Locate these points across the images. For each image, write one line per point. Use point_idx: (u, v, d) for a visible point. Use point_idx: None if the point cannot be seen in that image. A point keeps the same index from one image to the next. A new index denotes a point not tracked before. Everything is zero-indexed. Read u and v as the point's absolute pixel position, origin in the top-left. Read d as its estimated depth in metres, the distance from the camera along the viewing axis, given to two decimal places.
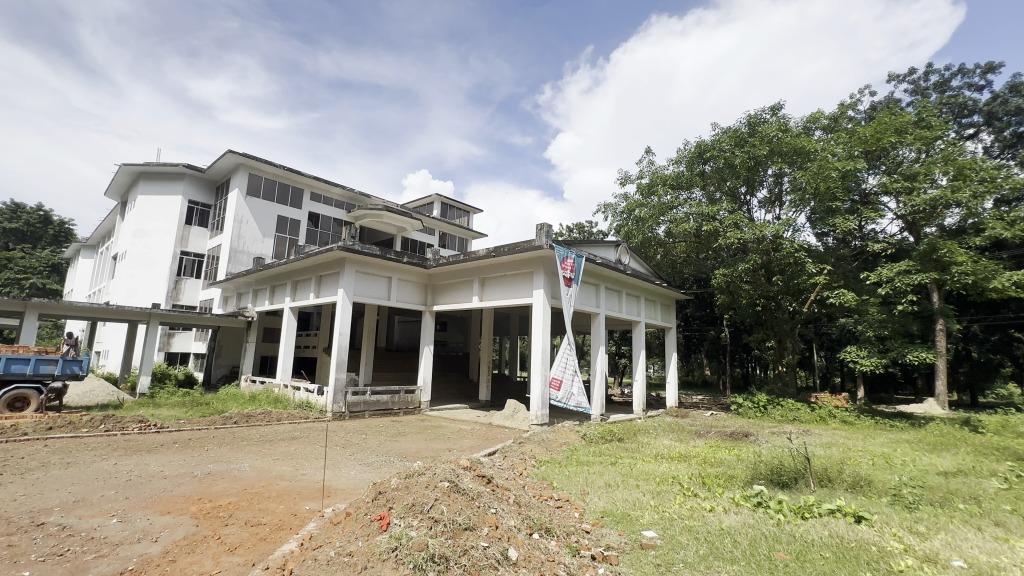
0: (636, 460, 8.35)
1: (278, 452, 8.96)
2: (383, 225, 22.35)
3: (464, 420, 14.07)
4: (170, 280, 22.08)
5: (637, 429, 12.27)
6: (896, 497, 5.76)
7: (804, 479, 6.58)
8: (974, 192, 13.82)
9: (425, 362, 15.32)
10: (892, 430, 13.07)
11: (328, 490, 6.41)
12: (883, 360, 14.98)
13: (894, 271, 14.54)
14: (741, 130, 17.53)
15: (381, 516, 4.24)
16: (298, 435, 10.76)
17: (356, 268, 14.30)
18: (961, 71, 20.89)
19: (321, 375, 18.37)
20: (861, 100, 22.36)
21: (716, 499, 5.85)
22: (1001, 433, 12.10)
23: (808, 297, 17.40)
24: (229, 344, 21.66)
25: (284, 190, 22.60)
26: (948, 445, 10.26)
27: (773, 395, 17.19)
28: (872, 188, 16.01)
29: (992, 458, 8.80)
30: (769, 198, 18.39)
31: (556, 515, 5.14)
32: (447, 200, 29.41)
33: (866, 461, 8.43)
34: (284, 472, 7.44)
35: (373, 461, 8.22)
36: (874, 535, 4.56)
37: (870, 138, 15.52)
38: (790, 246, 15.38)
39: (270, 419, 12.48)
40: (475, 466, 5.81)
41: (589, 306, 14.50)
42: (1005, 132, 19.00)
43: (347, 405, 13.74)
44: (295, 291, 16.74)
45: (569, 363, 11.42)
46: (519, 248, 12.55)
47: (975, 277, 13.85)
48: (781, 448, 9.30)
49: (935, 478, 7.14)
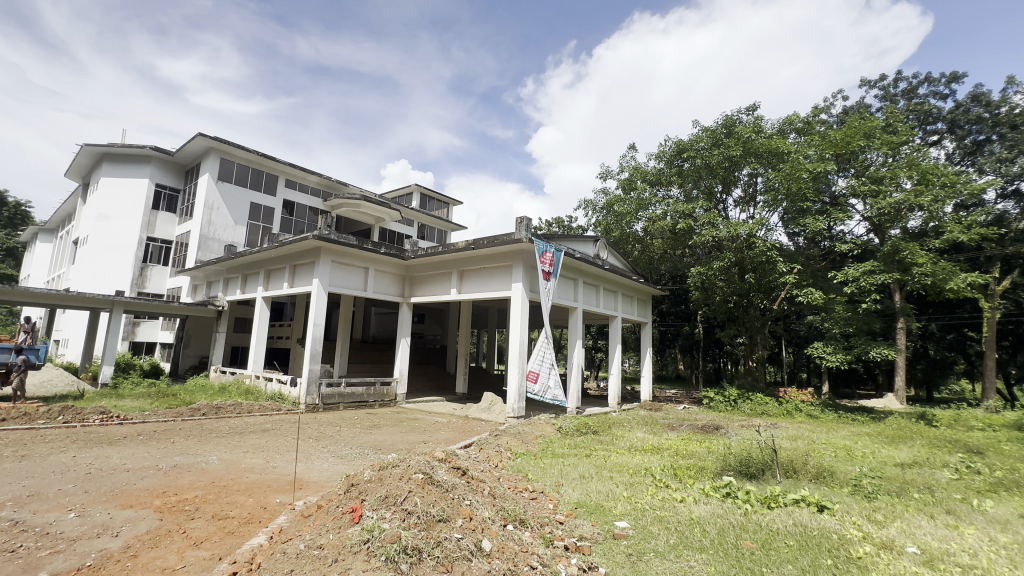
0: (610, 452, 8.46)
1: (248, 444, 8.77)
2: (360, 215, 21.93)
3: (440, 412, 14.04)
4: (134, 267, 21.19)
5: (612, 422, 12.45)
6: (856, 487, 6.00)
7: (771, 470, 6.80)
8: (936, 196, 14.44)
9: (401, 354, 15.16)
10: (854, 424, 13.63)
11: (299, 482, 6.33)
12: (847, 357, 15.61)
13: (859, 271, 15.04)
14: (718, 130, 17.77)
15: (353, 508, 4.21)
16: (269, 427, 10.50)
17: (331, 258, 14.01)
18: (927, 79, 21.60)
19: (294, 367, 17.98)
20: (833, 104, 22.90)
21: (687, 490, 5.98)
22: (954, 426, 12.74)
23: (779, 295, 17.87)
24: (198, 334, 21.03)
25: (258, 175, 21.89)
26: (905, 438, 10.75)
27: (743, 389, 17.73)
28: (841, 190, 16.56)
29: (944, 450, 9.26)
30: (743, 198, 18.76)
31: (530, 506, 5.16)
32: (426, 191, 29.13)
33: (829, 452, 8.76)
34: (254, 465, 7.27)
35: (347, 453, 8.12)
36: (835, 523, 4.74)
37: (841, 142, 16.02)
38: (762, 245, 15.76)
39: (241, 410, 12.18)
40: (451, 458, 5.80)
41: (568, 300, 14.58)
42: (966, 140, 19.83)
43: (321, 396, 13.54)
44: (268, 281, 16.33)
45: (546, 356, 11.42)
46: (499, 241, 12.47)
47: (934, 278, 14.55)
48: (750, 441, 9.57)
49: (893, 469, 7.47)
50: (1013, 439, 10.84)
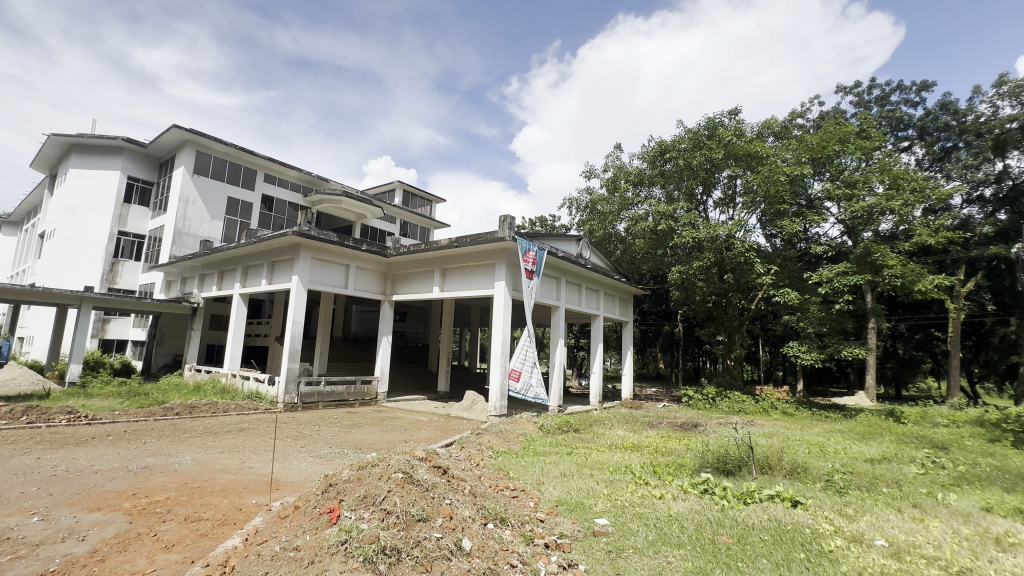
0: (590, 450, 8.52)
1: (223, 445, 8.56)
2: (341, 211, 21.62)
3: (421, 412, 13.91)
4: (105, 262, 20.49)
5: (593, 420, 12.53)
6: (828, 482, 6.17)
7: (747, 466, 6.94)
8: (906, 201, 14.93)
9: (382, 352, 15.00)
10: (827, 421, 14.03)
11: (277, 483, 6.20)
12: (821, 356, 16.05)
13: (833, 272, 15.43)
14: (701, 132, 18.00)
15: (331, 508, 4.15)
16: (245, 427, 10.26)
17: (312, 255, 13.77)
18: (899, 87, 22.27)
19: (272, 365, 17.65)
20: (810, 109, 23.44)
21: (665, 486, 6.06)
22: (921, 423, 13.19)
23: (756, 295, 18.24)
24: (171, 331, 20.43)
25: (235, 169, 21.36)
26: (875, 434, 11.11)
27: (721, 388, 18.02)
28: (817, 194, 17.00)
29: (911, 446, 9.60)
30: (723, 199, 19.06)
31: (511, 505, 5.17)
32: (409, 188, 28.86)
33: (802, 449, 9.00)
34: (229, 465, 7.10)
35: (325, 453, 7.99)
36: (808, 518, 4.86)
37: (817, 146, 16.39)
38: (741, 246, 16.02)
39: (216, 410, 11.87)
40: (431, 457, 5.76)
41: (550, 299, 14.62)
42: (934, 146, 20.55)
43: (300, 396, 13.29)
44: (245, 277, 15.97)
45: (528, 355, 11.41)
46: (482, 239, 12.43)
47: (903, 280, 15.04)
48: (727, 438, 9.78)
49: (863, 464, 7.70)
50: (975, 434, 11.31)
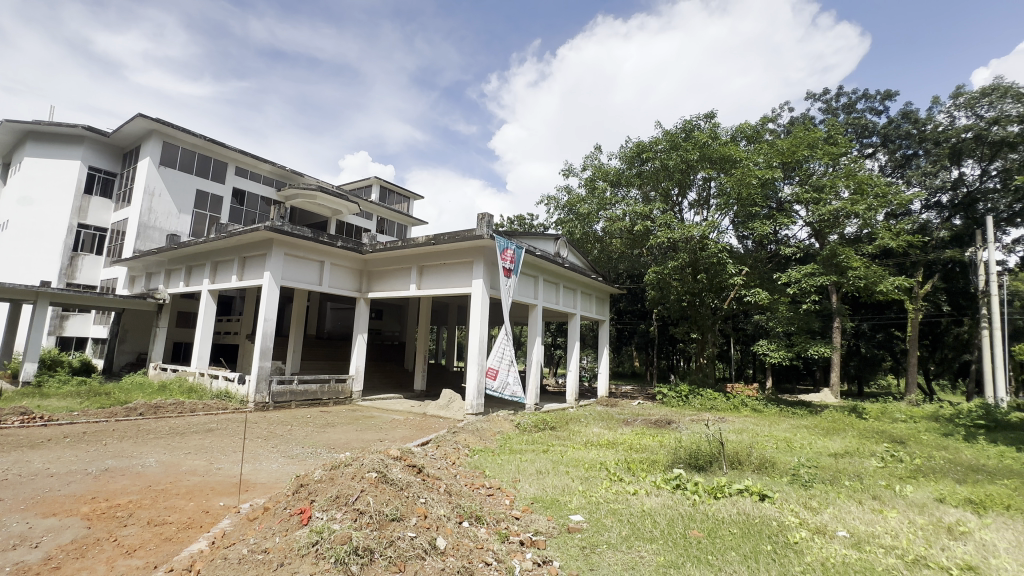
0: (566, 448, 8.59)
1: (190, 446, 8.27)
2: (316, 206, 21.17)
3: (397, 410, 13.75)
4: (63, 257, 19.59)
5: (569, 418, 12.62)
6: (794, 477, 6.37)
7: (718, 462, 7.12)
8: (869, 205, 15.54)
9: (357, 350, 14.78)
10: (794, 417, 14.53)
11: (245, 485, 6.02)
12: (788, 354, 16.62)
13: (801, 273, 15.93)
14: (677, 134, 18.26)
15: (302, 509, 4.06)
16: (214, 427, 9.93)
17: (285, 251, 13.44)
18: (865, 95, 23.10)
19: (242, 363, 17.18)
20: (781, 115, 24.11)
21: (639, 482, 6.16)
22: (881, 419, 13.78)
23: (728, 295, 18.67)
24: (135, 328, 19.64)
25: (205, 161, 20.62)
26: (838, 429, 11.54)
27: (694, 385, 18.40)
28: (787, 197, 17.54)
29: (872, 440, 10.01)
30: (697, 201, 19.43)
31: (487, 502, 5.18)
32: (386, 184, 28.47)
33: (770, 444, 9.29)
34: (196, 467, 6.87)
35: (297, 453, 7.82)
36: (775, 511, 5.01)
37: (787, 150, 16.84)
38: (714, 247, 16.37)
39: (183, 410, 11.48)
40: (406, 456, 5.70)
41: (528, 297, 14.66)
42: (896, 153, 21.41)
43: (272, 395, 12.97)
44: (215, 273, 15.49)
45: (505, 353, 11.40)
46: (460, 237, 12.37)
47: (866, 281, 15.63)
48: (699, 434, 9.99)
49: (827, 459, 7.99)
50: (931, 429, 11.88)
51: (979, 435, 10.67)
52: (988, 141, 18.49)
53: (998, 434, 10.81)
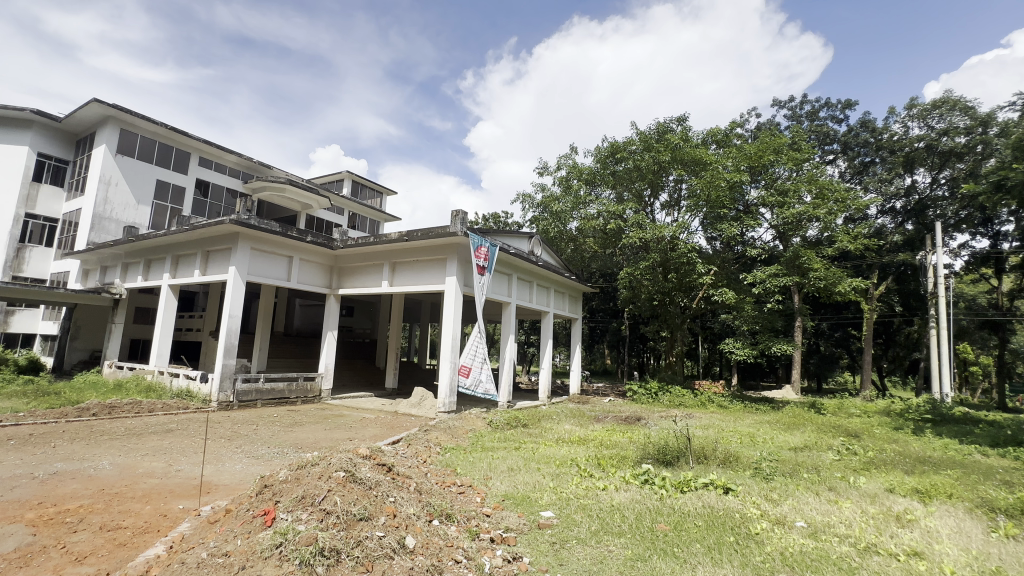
0: (538, 444, 8.65)
1: (147, 447, 7.89)
2: (285, 200, 20.57)
3: (368, 409, 13.53)
4: (9, 248, 18.50)
5: (541, 415, 12.69)
6: (757, 470, 6.60)
7: (685, 456, 7.30)
8: (830, 210, 16.23)
9: (327, 348, 14.45)
10: (757, 413, 15.05)
11: (207, 486, 5.81)
12: (753, 351, 17.20)
13: (766, 274, 16.47)
14: (651, 135, 18.59)
15: (265, 511, 3.95)
16: (173, 428, 9.54)
17: (251, 245, 13.00)
18: (827, 104, 24.04)
19: (205, 361, 16.57)
20: (748, 120, 24.86)
21: (609, 478, 6.25)
22: (838, 414, 14.44)
23: (697, 294, 19.12)
24: (88, 324, 18.67)
25: (166, 150, 19.70)
26: (798, 424, 12.03)
27: (663, 382, 18.82)
28: (753, 200, 18.12)
29: (829, 434, 10.48)
30: (669, 202, 19.82)
31: (458, 500, 5.16)
32: (358, 178, 27.93)
33: (735, 439, 9.59)
34: (153, 469, 6.59)
35: (263, 453, 7.60)
36: (738, 504, 5.17)
37: (754, 155, 17.36)
38: (684, 247, 16.73)
39: (141, 410, 10.99)
40: (376, 455, 5.60)
41: (501, 295, 14.66)
42: (855, 160, 22.36)
43: (236, 393, 12.55)
44: (176, 267, 14.86)
45: (478, 351, 11.35)
46: (434, 233, 12.27)
47: (826, 282, 16.29)
48: (667, 430, 10.21)
49: (787, 452, 8.32)
50: (883, 423, 12.52)
51: (926, 428, 11.31)
52: (938, 150, 19.60)
53: (943, 427, 11.50)
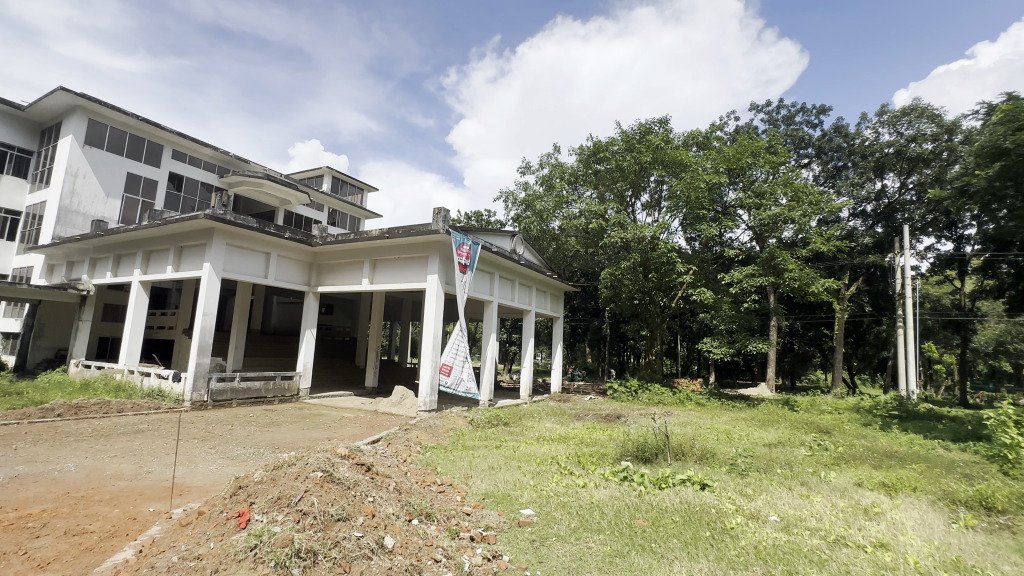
0: (519, 443, 8.67)
1: (116, 448, 7.65)
2: (262, 195, 20.13)
3: (348, 408, 13.36)
4: None
5: (523, 414, 12.71)
6: (732, 466, 6.75)
7: (663, 453, 7.41)
8: (805, 212, 16.68)
9: (305, 347, 14.21)
10: (733, 410, 15.39)
11: (178, 488, 5.66)
12: (730, 350, 17.55)
13: (743, 274, 16.81)
14: (632, 136, 18.77)
15: (240, 512, 3.87)
16: (144, 428, 9.26)
17: (227, 241, 12.68)
18: (803, 109, 24.64)
19: (177, 360, 16.12)
20: (727, 123, 25.33)
21: (589, 475, 6.31)
22: (810, 410, 14.85)
23: (676, 294, 19.40)
24: (54, 321, 18.00)
25: (137, 142, 19.06)
26: (773, 421, 12.33)
27: (643, 380, 19.08)
28: (731, 202, 18.48)
29: (802, 431, 10.77)
30: (650, 202, 20.05)
31: (438, 499, 5.13)
32: (338, 174, 27.51)
33: (712, 436, 9.79)
34: (122, 471, 6.38)
35: (238, 454, 7.43)
36: (714, 499, 5.28)
37: (733, 157, 17.64)
38: (664, 247, 16.93)
39: (109, 410, 10.65)
40: (354, 454, 5.52)
41: (483, 293, 14.64)
42: (828, 164, 22.96)
43: (211, 393, 12.24)
44: (147, 263, 14.41)
45: (460, 349, 11.31)
46: (416, 231, 12.16)
47: (800, 282, 16.71)
48: (647, 428, 10.34)
49: (762, 448, 8.53)
50: (853, 419, 12.93)
51: (893, 424, 11.72)
52: (907, 156, 20.28)
53: (909, 423, 11.93)
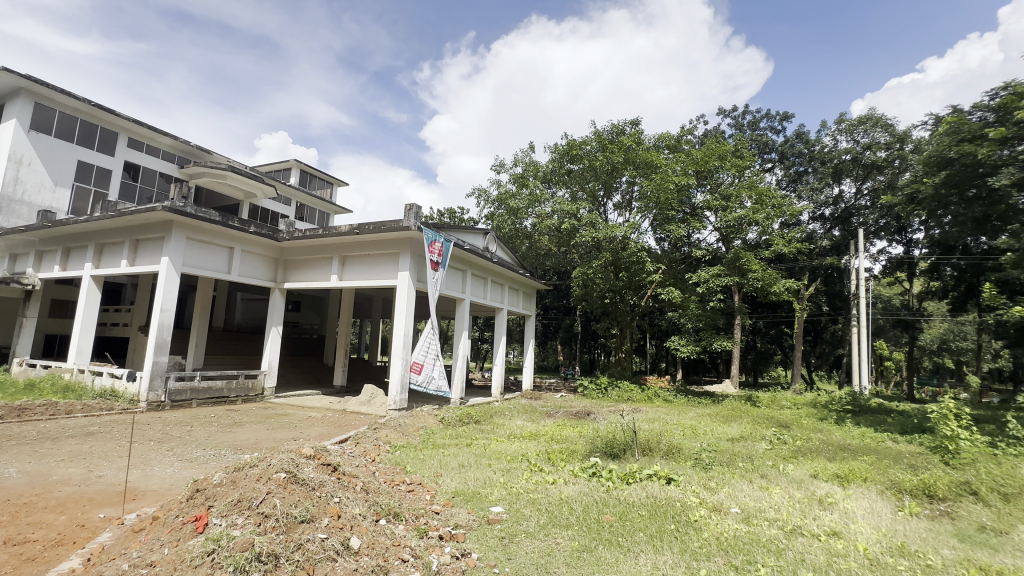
0: (490, 440, 8.67)
1: (63, 452, 7.22)
2: (226, 188, 19.40)
3: (314, 407, 13.06)
4: None
5: (494, 411, 12.70)
6: (697, 461, 6.95)
7: (631, 449, 7.55)
8: (767, 215, 17.29)
9: (271, 345, 13.80)
10: (699, 406, 15.83)
11: (132, 493, 5.40)
12: (696, 347, 18.04)
13: (709, 274, 17.29)
14: (605, 136, 18.99)
15: (197, 516, 3.72)
16: (96, 430, 8.78)
17: (187, 234, 12.16)
18: (767, 114, 25.49)
19: (133, 359, 15.37)
20: (696, 126, 25.96)
21: (558, 472, 6.36)
22: (771, 406, 15.45)
23: (645, 292, 19.77)
24: None
25: (89, 129, 18.02)
26: (736, 416, 12.75)
27: (613, 377, 19.40)
28: (699, 204, 18.97)
29: (762, 425, 11.18)
30: (622, 203, 20.34)
31: (406, 499, 5.07)
32: (306, 168, 26.78)
33: (678, 431, 10.04)
34: (70, 476, 6.04)
35: (198, 456, 7.15)
36: (679, 493, 5.42)
37: (701, 160, 18.10)
38: (634, 247, 17.23)
39: (56, 412, 10.06)
40: (320, 454, 5.40)
41: (455, 291, 14.54)
42: (790, 169, 23.84)
43: (169, 392, 11.72)
44: (100, 257, 13.66)
45: (431, 347, 11.20)
46: (386, 227, 11.92)
47: (763, 282, 17.31)
48: (615, 424, 10.52)
49: (725, 443, 8.81)
50: (811, 414, 13.53)
51: (847, 419, 12.29)
52: (862, 163, 21.32)
53: (861, 417, 12.54)
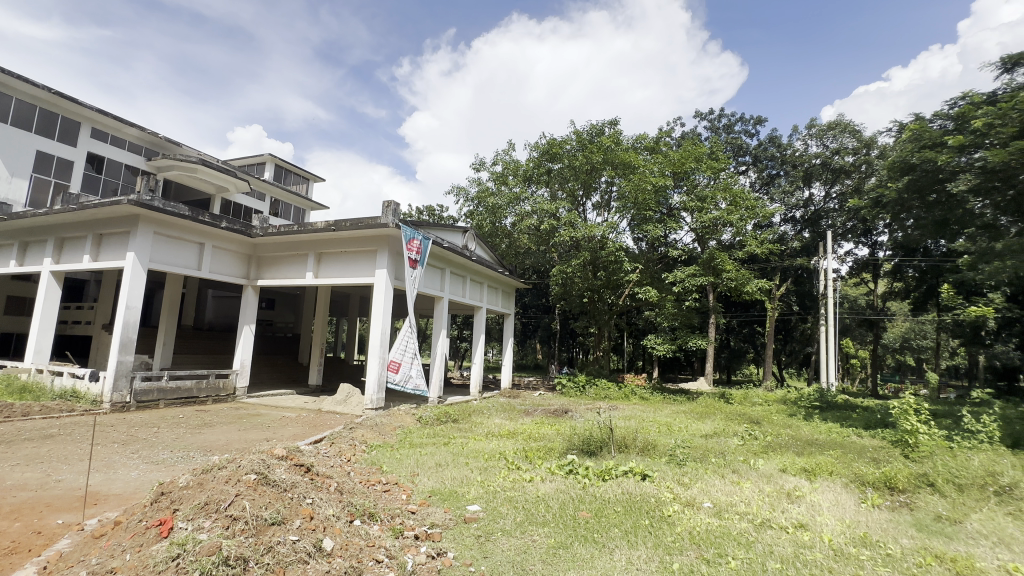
0: (467, 439, 8.65)
1: (18, 456, 6.89)
2: (196, 181, 18.83)
3: (288, 407, 12.76)
4: None
5: (472, 410, 12.67)
6: (671, 457, 7.07)
7: (607, 446, 7.64)
8: (740, 216, 17.70)
9: (243, 343, 13.44)
10: (674, 403, 16.10)
11: (93, 498, 5.18)
12: (672, 346, 18.33)
13: (685, 274, 17.61)
14: (584, 137, 19.11)
15: (162, 521, 3.60)
16: (54, 432, 8.40)
17: (154, 229, 11.73)
18: (742, 118, 26.08)
19: (96, 359, 14.77)
20: (673, 128, 26.36)
21: (535, 470, 6.39)
22: (742, 403, 15.84)
23: (623, 292, 19.97)
24: None
25: (49, 118, 17.21)
26: (709, 413, 13.04)
27: (591, 375, 19.57)
28: (676, 205, 19.27)
29: (734, 422, 11.46)
30: (600, 203, 20.52)
31: (382, 499, 5.01)
32: (281, 162, 26.20)
33: (653, 428, 10.21)
34: (26, 481, 5.76)
35: (164, 458, 6.92)
36: (653, 489, 5.51)
37: (678, 161, 18.39)
38: (612, 246, 17.41)
39: (12, 414, 9.58)
40: (293, 455, 5.28)
41: (434, 289, 14.43)
42: (763, 172, 24.43)
43: (134, 393, 11.30)
44: (60, 252, 13.06)
45: (409, 345, 11.10)
46: (363, 224, 11.77)
47: (736, 282, 17.71)
48: (593, 422, 10.61)
49: (699, 439, 9.00)
50: (781, 411, 13.93)
51: (815, 414, 12.68)
52: (831, 167, 22.02)
53: (828, 413, 12.96)
